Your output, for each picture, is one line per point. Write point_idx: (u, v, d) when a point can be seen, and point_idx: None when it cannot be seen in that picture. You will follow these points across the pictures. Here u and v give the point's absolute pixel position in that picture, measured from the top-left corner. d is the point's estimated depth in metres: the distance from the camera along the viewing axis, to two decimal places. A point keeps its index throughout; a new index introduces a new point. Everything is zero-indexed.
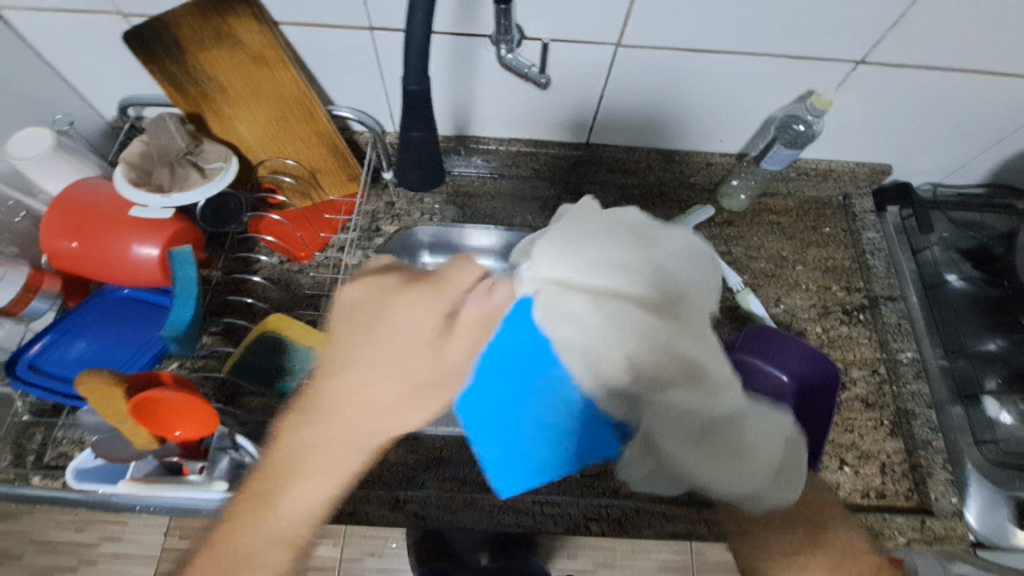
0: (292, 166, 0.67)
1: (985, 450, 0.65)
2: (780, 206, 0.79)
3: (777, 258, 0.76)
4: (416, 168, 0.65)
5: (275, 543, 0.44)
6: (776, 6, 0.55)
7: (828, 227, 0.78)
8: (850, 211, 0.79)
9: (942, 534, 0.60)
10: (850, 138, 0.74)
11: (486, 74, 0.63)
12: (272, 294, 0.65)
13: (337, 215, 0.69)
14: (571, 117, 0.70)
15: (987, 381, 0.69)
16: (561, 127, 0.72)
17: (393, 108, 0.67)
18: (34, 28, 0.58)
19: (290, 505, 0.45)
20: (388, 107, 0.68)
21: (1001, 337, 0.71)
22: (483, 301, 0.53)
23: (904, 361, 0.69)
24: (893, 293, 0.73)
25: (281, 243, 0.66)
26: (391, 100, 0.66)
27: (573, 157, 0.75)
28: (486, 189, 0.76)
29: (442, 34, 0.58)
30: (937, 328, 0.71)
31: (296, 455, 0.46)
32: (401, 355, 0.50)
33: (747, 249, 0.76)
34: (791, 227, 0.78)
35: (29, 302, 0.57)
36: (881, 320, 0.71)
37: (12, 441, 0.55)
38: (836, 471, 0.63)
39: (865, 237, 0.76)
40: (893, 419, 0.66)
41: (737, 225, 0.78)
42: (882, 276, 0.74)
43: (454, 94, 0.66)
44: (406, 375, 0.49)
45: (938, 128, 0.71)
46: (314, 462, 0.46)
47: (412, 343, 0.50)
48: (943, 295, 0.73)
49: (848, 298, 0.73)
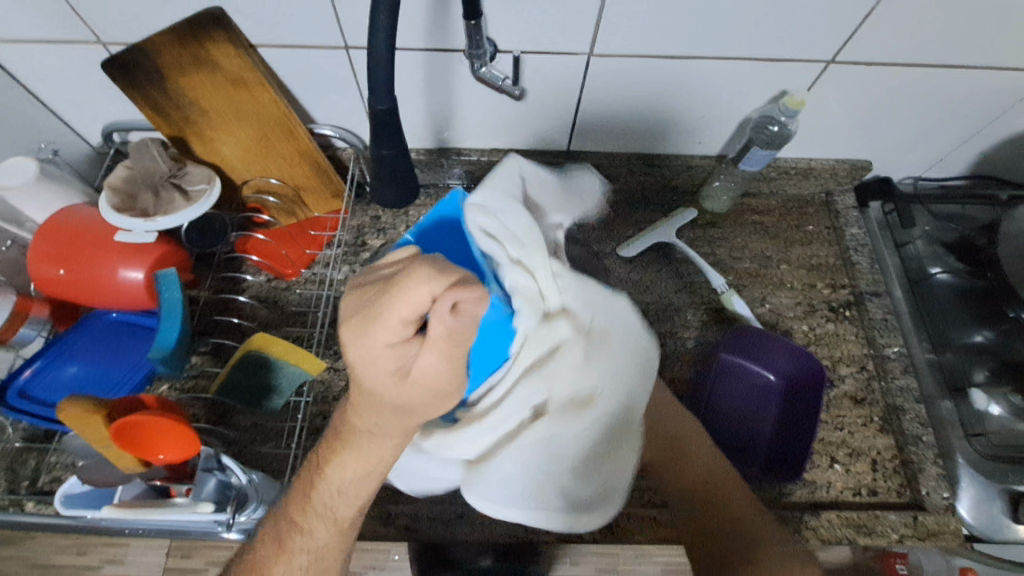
0: (275, 184, 0.68)
1: (976, 443, 0.65)
2: (764, 205, 0.79)
3: (762, 258, 0.76)
4: (389, 185, 0.66)
5: (330, 513, 0.39)
6: (744, 9, 0.56)
7: (812, 226, 0.78)
8: (833, 208, 0.79)
9: (935, 530, 0.60)
10: (828, 136, 0.74)
11: (463, 87, 0.64)
12: (260, 313, 0.66)
13: (322, 231, 0.70)
14: (550, 125, 0.71)
15: (975, 373, 0.69)
16: (541, 136, 0.73)
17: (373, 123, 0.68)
18: (18, 60, 0.59)
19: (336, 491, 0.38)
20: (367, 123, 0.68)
21: (989, 328, 0.71)
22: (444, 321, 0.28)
23: (892, 357, 0.69)
24: (878, 288, 0.73)
25: (267, 261, 0.67)
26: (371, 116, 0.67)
27: (554, 165, 0.76)
28: None
29: (416, 50, 0.59)
30: (925, 321, 0.72)
31: (330, 447, 0.38)
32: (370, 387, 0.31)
33: (731, 250, 0.76)
34: (774, 226, 0.78)
35: (18, 328, 0.57)
36: (867, 316, 0.71)
37: (8, 467, 0.56)
38: (827, 469, 0.63)
39: (849, 233, 0.76)
40: (883, 414, 0.66)
41: (721, 226, 0.78)
42: (867, 273, 0.74)
43: (433, 107, 0.67)
44: (409, 407, 0.32)
45: (915, 123, 0.72)
46: (355, 440, 0.36)
47: (375, 371, 0.30)
48: (929, 290, 0.74)
49: (834, 295, 0.74)
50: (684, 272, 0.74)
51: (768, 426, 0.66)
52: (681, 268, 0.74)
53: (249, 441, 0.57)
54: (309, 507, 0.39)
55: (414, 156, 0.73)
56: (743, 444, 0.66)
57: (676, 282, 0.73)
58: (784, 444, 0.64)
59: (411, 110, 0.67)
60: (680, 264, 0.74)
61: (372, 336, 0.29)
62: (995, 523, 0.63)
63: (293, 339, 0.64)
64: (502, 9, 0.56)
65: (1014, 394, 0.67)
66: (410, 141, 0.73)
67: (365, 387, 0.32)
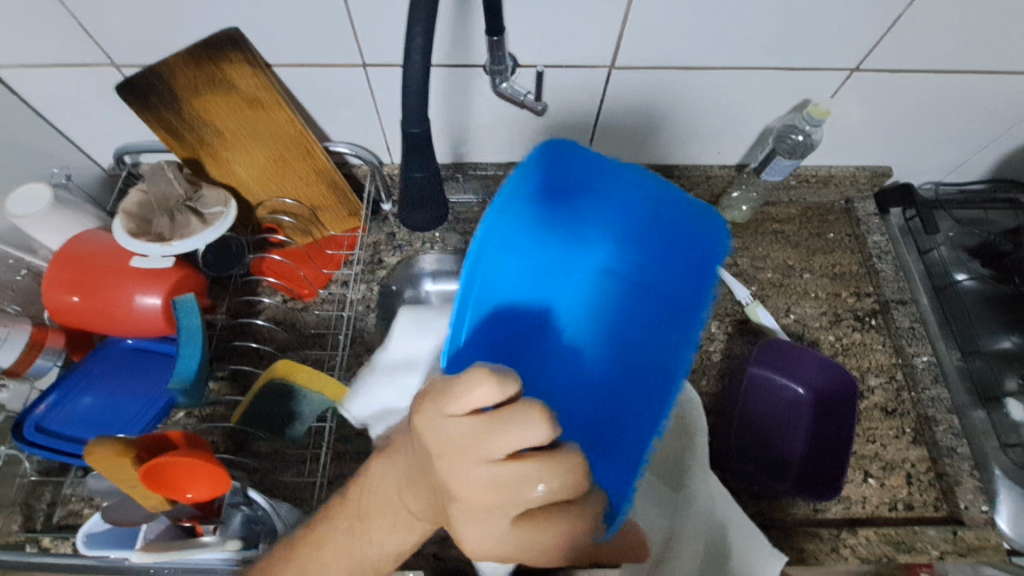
0: (291, 205, 0.67)
1: (1011, 452, 0.64)
2: (783, 214, 0.79)
3: (783, 268, 0.75)
4: (415, 209, 0.63)
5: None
6: (770, 18, 0.55)
7: (833, 233, 0.77)
8: (854, 215, 0.78)
9: (975, 545, 0.59)
10: (849, 143, 0.73)
11: (486, 101, 0.63)
12: (278, 336, 0.64)
13: (339, 250, 0.69)
14: (570, 137, 0.70)
15: (1007, 381, 0.68)
16: (562, 146, 0.71)
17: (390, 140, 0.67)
18: (30, 85, 0.58)
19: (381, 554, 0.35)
20: (384, 140, 0.67)
21: (1017, 334, 0.70)
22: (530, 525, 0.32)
23: (921, 366, 0.68)
24: (904, 296, 0.72)
25: (283, 282, 0.66)
26: (387, 132, 0.66)
27: None
28: None
29: (436, 67, 0.58)
30: (951, 327, 0.70)
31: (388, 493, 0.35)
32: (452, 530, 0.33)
33: (752, 259, 0.76)
34: (795, 235, 0.77)
35: (33, 361, 0.56)
36: (893, 325, 0.70)
37: (23, 503, 0.55)
38: (860, 483, 0.62)
39: (871, 240, 0.76)
40: (914, 425, 0.65)
41: (741, 237, 0.77)
42: (892, 279, 0.73)
43: (450, 122, 0.66)
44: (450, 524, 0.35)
45: (938, 129, 0.71)
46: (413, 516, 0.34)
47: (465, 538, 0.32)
48: (955, 296, 0.72)
49: (859, 304, 0.73)
50: None
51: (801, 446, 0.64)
52: None
53: (272, 470, 0.56)
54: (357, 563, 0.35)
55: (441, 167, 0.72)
56: (774, 460, 0.64)
57: None
58: (821, 462, 0.62)
59: (433, 122, 0.66)
60: None
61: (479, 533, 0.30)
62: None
63: (314, 362, 0.63)
64: (523, 23, 0.55)
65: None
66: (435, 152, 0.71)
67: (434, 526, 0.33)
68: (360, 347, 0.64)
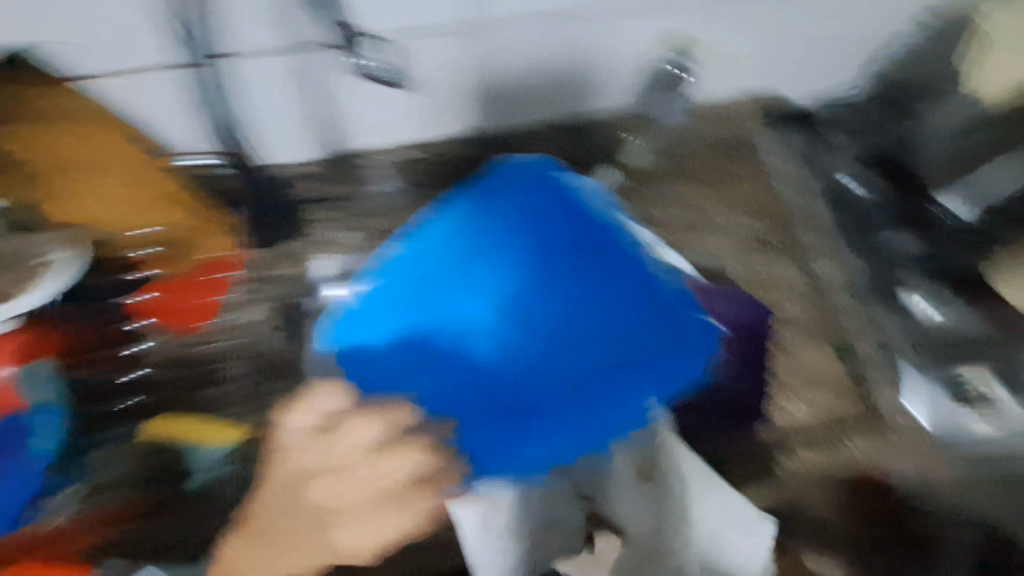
0: (155, 233, 0.61)
1: (921, 346, 0.64)
2: (685, 153, 0.78)
3: (689, 206, 0.75)
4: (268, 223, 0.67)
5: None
6: None
7: (738, 166, 0.77)
8: (753, 147, 0.78)
9: (904, 440, 0.60)
10: (724, 72, 0.77)
11: (345, 102, 0.68)
12: (161, 379, 0.57)
13: (223, 273, 0.63)
14: (440, 108, 0.72)
15: (904, 275, 0.68)
16: (427, 122, 0.73)
17: (267, 140, 0.70)
18: None
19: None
20: (267, 146, 0.71)
21: (909, 230, 0.70)
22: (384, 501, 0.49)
23: (826, 278, 0.70)
24: (806, 216, 0.74)
25: (156, 321, 0.58)
26: (274, 138, 0.70)
27: (470, 155, 0.75)
28: (383, 205, 0.71)
29: (278, 72, 0.63)
30: (853, 236, 0.72)
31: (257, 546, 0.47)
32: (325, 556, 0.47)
33: (660, 204, 0.74)
34: (697, 171, 0.76)
35: None
36: (799, 246, 0.72)
37: None
38: (791, 401, 0.62)
39: (770, 166, 0.77)
40: (835, 338, 0.66)
41: (648, 184, 0.75)
42: (794, 202, 0.75)
43: (309, 116, 0.69)
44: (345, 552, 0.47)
45: (799, 46, 0.75)
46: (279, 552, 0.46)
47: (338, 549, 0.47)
48: (850, 205, 0.73)
49: (766, 230, 0.73)
50: None
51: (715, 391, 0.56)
52: None
53: (157, 535, 0.48)
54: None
55: (308, 166, 0.73)
56: None
57: None
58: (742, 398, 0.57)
59: (285, 128, 0.69)
60: None
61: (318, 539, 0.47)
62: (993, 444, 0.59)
63: (208, 402, 0.56)
64: None
65: (963, 302, 0.65)
66: (292, 152, 0.72)
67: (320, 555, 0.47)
68: (261, 374, 0.59)
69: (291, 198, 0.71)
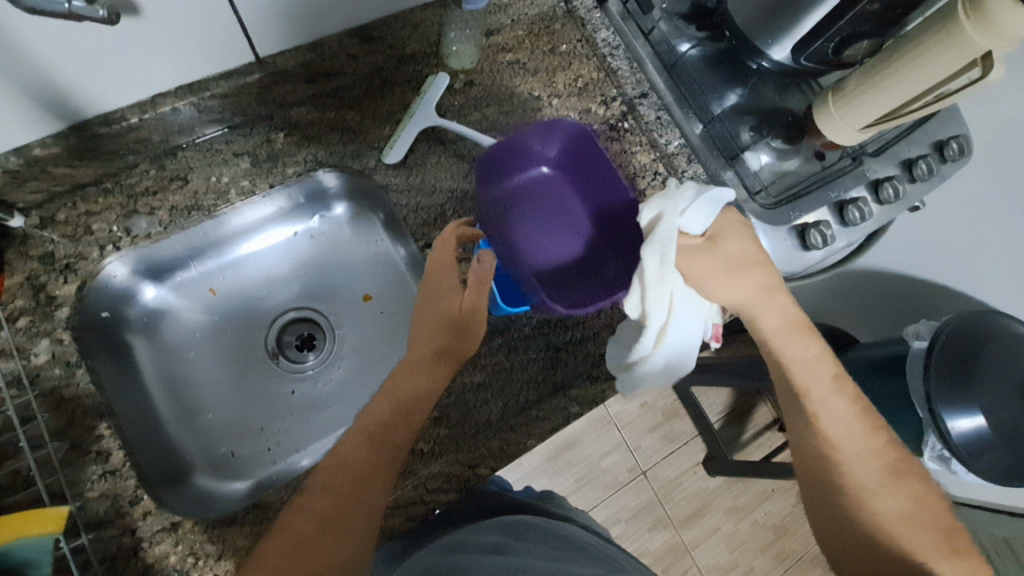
0: None
1: (760, 199, 0.68)
2: (512, 39, 0.69)
3: (530, 101, 0.68)
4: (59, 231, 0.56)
5: (299, 529, 0.44)
6: None
7: (565, 44, 0.70)
8: (576, 15, 0.70)
9: None
10: None
11: (37, 64, 0.44)
12: None
13: None
14: (196, 43, 0.51)
15: (742, 135, 0.70)
16: (177, 67, 0.53)
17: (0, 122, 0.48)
18: None
19: (299, 530, 0.45)
20: (10, 125, 0.49)
21: (740, 87, 0.70)
22: (348, 465, 0.48)
23: (675, 150, 0.68)
24: (643, 89, 0.69)
25: None
26: None
27: (254, 87, 0.58)
28: (174, 174, 0.60)
29: None
30: (687, 99, 0.69)
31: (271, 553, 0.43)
32: (295, 543, 0.44)
33: (500, 106, 0.68)
34: (531, 59, 0.69)
35: None
36: (642, 121, 0.68)
37: None
38: None
39: (600, 37, 0.70)
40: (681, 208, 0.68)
41: (480, 83, 0.68)
42: (628, 75, 0.69)
43: (43, 85, 0.47)
44: (323, 529, 0.45)
45: None
46: (270, 546, 0.44)
47: (306, 527, 0.45)
48: (683, 70, 0.69)
49: (609, 111, 0.69)
50: (463, 152, 0.66)
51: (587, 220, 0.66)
52: (454, 150, 0.66)
53: None
54: (288, 547, 0.44)
55: (30, 153, 0.52)
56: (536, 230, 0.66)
57: (460, 165, 0.66)
58: (619, 232, 0.64)
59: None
60: (456, 145, 0.66)
61: (296, 529, 0.45)
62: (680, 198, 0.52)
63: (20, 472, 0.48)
64: None
65: (799, 154, 0.70)
66: (16, 139, 0.50)
67: (293, 536, 0.44)
68: (90, 415, 0.52)
69: (69, 188, 0.56)
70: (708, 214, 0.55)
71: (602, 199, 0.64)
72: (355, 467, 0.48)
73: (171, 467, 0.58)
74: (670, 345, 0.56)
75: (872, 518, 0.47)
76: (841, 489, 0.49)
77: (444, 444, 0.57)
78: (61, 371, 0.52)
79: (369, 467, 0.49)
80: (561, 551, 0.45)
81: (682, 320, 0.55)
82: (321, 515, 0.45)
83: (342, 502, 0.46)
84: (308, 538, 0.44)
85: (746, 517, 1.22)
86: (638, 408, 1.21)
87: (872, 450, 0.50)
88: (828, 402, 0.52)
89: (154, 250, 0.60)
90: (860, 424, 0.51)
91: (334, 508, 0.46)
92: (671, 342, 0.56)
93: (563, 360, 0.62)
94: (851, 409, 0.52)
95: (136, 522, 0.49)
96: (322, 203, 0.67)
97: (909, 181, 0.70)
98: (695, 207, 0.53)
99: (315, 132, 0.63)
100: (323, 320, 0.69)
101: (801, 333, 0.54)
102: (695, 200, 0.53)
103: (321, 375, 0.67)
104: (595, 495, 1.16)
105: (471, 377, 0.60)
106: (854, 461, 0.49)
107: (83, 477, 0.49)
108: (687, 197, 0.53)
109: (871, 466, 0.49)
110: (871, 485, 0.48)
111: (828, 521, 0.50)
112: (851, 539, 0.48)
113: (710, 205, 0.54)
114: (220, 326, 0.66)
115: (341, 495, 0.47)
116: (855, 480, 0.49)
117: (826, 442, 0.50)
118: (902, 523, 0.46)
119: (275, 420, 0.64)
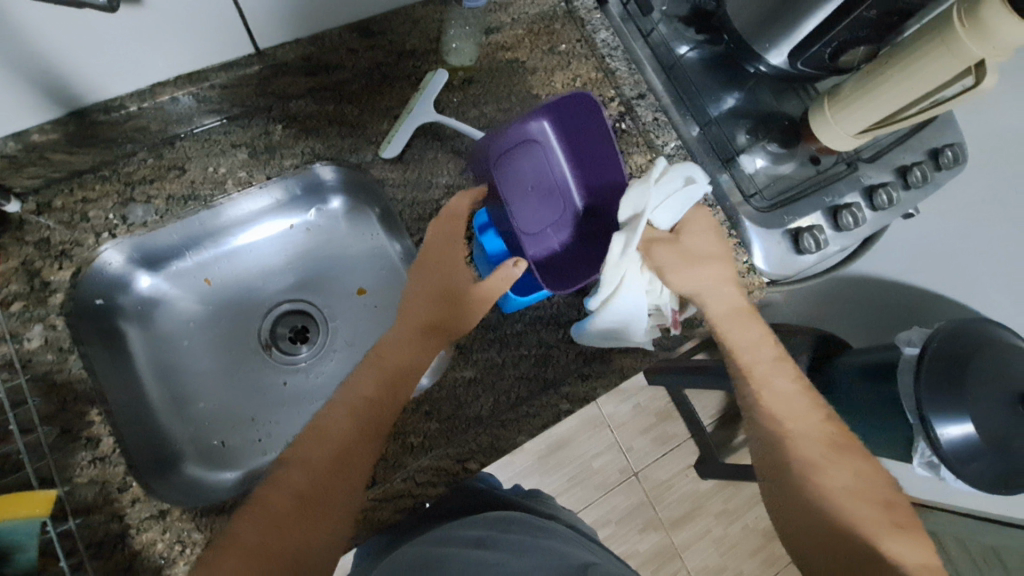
0: None
1: (755, 202, 0.69)
2: (511, 37, 0.69)
3: (529, 99, 0.69)
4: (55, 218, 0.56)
5: (276, 508, 0.48)
6: None
7: (565, 43, 0.70)
8: (576, 15, 0.70)
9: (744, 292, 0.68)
10: None
11: (36, 50, 0.45)
12: None
13: None
14: (195, 34, 0.51)
15: (738, 137, 0.70)
16: (175, 57, 0.53)
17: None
18: None
19: (280, 493, 0.48)
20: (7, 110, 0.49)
21: (737, 90, 0.72)
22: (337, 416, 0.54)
23: (671, 152, 0.67)
24: (642, 90, 0.68)
25: None
26: None
27: (253, 79, 0.58)
28: (172, 164, 0.60)
29: None
30: (684, 103, 0.69)
31: (247, 527, 0.46)
32: (268, 515, 0.47)
33: (499, 104, 0.69)
34: (529, 58, 0.69)
35: None
36: (640, 122, 0.67)
37: None
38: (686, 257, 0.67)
39: (599, 39, 0.69)
40: None
41: (479, 81, 0.69)
42: (627, 76, 0.68)
43: (39, 71, 0.47)
44: (301, 511, 0.47)
45: None
46: (245, 521, 0.47)
47: (282, 499, 0.48)
48: (681, 69, 0.70)
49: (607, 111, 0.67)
50: (460, 149, 0.67)
51: (580, 204, 0.68)
52: (451, 147, 0.67)
53: None
54: (264, 525, 0.46)
55: (29, 138, 0.52)
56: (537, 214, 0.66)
57: (457, 162, 0.67)
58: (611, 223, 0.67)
59: None
60: (453, 141, 0.67)
61: (271, 509, 0.47)
62: (660, 184, 0.60)
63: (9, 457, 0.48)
64: None
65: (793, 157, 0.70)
66: (11, 124, 0.50)
67: (267, 514, 0.47)
68: (80, 402, 0.52)
69: (66, 174, 0.57)
70: (679, 210, 0.62)
71: (600, 184, 0.66)
72: (338, 446, 0.51)
73: (162, 456, 0.58)
74: (617, 308, 0.59)
75: (827, 493, 0.52)
76: (791, 464, 0.54)
77: (433, 438, 0.57)
78: (54, 356, 0.52)
79: (357, 447, 0.51)
80: (544, 544, 0.46)
81: (635, 282, 0.60)
82: (297, 490, 0.48)
83: (324, 481, 0.49)
84: (287, 509, 0.47)
85: (736, 521, 1.23)
86: (631, 409, 1.21)
87: (811, 427, 0.56)
88: (771, 376, 0.59)
89: (151, 238, 0.60)
90: (804, 403, 0.57)
91: (316, 483, 0.49)
92: (618, 308, 0.59)
93: (555, 357, 0.62)
94: (792, 389, 0.58)
95: (124, 509, 0.49)
96: (318, 196, 0.68)
97: (904, 187, 0.70)
98: (668, 202, 0.60)
99: (314, 125, 0.63)
100: (318, 313, 0.69)
101: (743, 318, 0.60)
102: (666, 199, 0.60)
103: (313, 367, 0.68)
104: (586, 494, 1.17)
105: (461, 373, 0.60)
106: (801, 436, 0.55)
107: (71, 462, 0.50)
108: (662, 192, 0.60)
109: (813, 443, 0.55)
110: (819, 460, 0.53)
111: (791, 518, 0.53)
112: (826, 527, 0.50)
113: (682, 201, 0.61)
114: (215, 317, 0.66)
115: (325, 474, 0.49)
116: (806, 455, 0.54)
117: (776, 423, 0.56)
118: (855, 498, 0.51)
119: (267, 411, 0.64)
